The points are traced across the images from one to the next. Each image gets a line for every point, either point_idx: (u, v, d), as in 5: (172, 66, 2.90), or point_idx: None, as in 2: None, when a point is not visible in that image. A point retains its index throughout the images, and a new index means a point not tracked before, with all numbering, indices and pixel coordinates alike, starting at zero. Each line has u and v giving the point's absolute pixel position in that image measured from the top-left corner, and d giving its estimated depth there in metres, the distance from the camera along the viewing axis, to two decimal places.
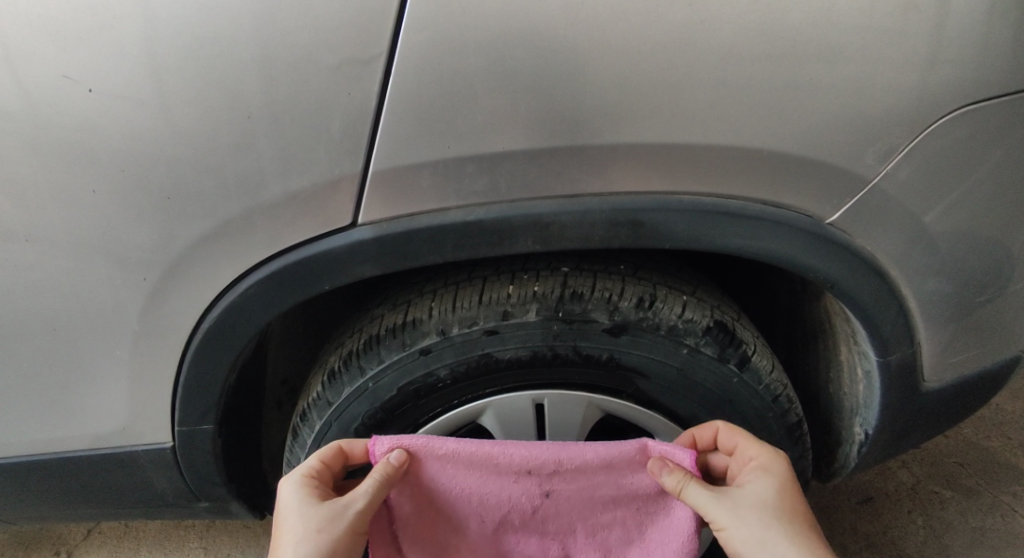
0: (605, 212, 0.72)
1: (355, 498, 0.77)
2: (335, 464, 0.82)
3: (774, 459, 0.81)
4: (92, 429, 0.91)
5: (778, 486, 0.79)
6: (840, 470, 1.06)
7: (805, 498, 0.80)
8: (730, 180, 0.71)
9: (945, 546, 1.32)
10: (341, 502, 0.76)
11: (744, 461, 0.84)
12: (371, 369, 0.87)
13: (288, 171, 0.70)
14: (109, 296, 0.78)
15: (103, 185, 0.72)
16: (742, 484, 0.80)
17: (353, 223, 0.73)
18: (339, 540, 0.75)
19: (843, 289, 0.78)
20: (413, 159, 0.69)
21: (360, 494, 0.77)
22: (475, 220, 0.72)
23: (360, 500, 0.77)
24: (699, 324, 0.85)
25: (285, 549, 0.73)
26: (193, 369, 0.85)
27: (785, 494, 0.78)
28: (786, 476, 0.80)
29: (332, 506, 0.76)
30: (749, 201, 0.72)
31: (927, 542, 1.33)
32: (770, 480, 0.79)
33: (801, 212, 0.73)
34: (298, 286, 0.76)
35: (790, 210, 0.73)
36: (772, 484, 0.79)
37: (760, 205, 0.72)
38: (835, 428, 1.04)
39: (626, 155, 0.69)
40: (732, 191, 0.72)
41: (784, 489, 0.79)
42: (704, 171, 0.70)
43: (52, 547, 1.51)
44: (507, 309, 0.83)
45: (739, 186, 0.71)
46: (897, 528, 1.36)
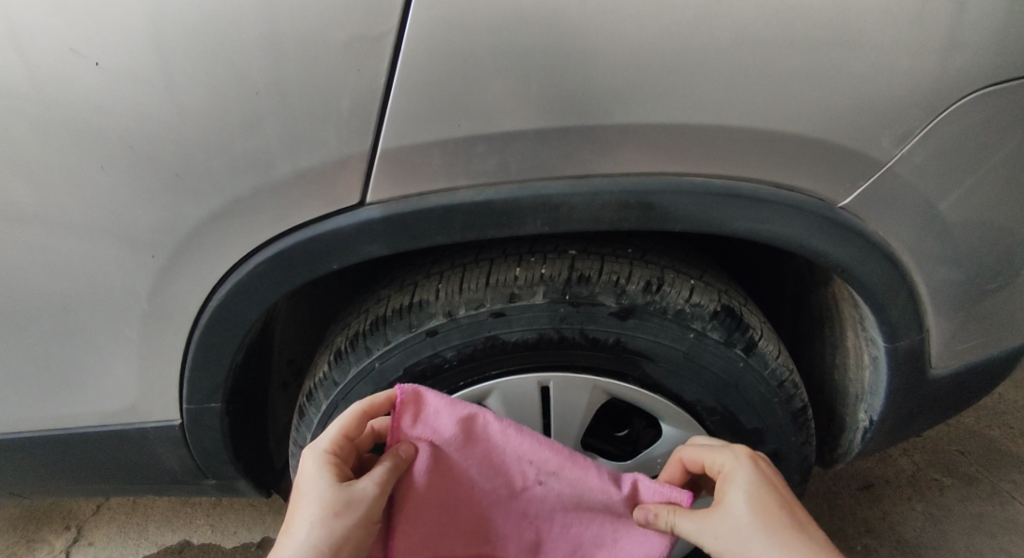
0: (615, 194, 0.71)
1: (371, 482, 0.76)
2: (355, 436, 0.81)
3: (739, 466, 0.80)
4: (101, 406, 0.92)
5: (756, 498, 0.77)
6: (843, 456, 1.06)
7: (780, 488, 0.79)
8: (741, 163, 0.70)
9: (944, 532, 1.33)
10: (356, 486, 0.75)
11: (718, 473, 0.82)
12: (378, 350, 0.87)
13: (297, 149, 0.70)
14: (118, 274, 0.78)
15: (111, 161, 0.71)
16: (720, 502, 0.79)
17: (361, 203, 0.72)
18: (351, 525, 0.74)
19: (852, 274, 0.77)
20: (423, 138, 0.69)
21: (375, 479, 0.76)
22: (484, 200, 0.71)
23: (374, 485, 0.76)
24: (706, 309, 0.85)
25: (297, 528, 0.73)
26: (201, 348, 0.85)
27: (764, 506, 0.76)
28: (763, 483, 0.78)
29: (347, 488, 0.75)
30: (760, 183, 0.72)
31: (926, 527, 1.34)
32: (747, 492, 0.77)
33: (813, 195, 0.72)
34: (306, 265, 0.76)
35: (802, 193, 0.72)
36: (749, 497, 0.77)
37: (771, 188, 0.72)
38: (839, 413, 1.04)
39: (637, 136, 0.69)
40: (743, 174, 0.71)
41: (764, 499, 0.77)
42: (716, 153, 0.70)
43: (62, 522, 1.53)
44: (514, 291, 0.83)
45: (751, 168, 0.71)
46: (897, 514, 1.37)
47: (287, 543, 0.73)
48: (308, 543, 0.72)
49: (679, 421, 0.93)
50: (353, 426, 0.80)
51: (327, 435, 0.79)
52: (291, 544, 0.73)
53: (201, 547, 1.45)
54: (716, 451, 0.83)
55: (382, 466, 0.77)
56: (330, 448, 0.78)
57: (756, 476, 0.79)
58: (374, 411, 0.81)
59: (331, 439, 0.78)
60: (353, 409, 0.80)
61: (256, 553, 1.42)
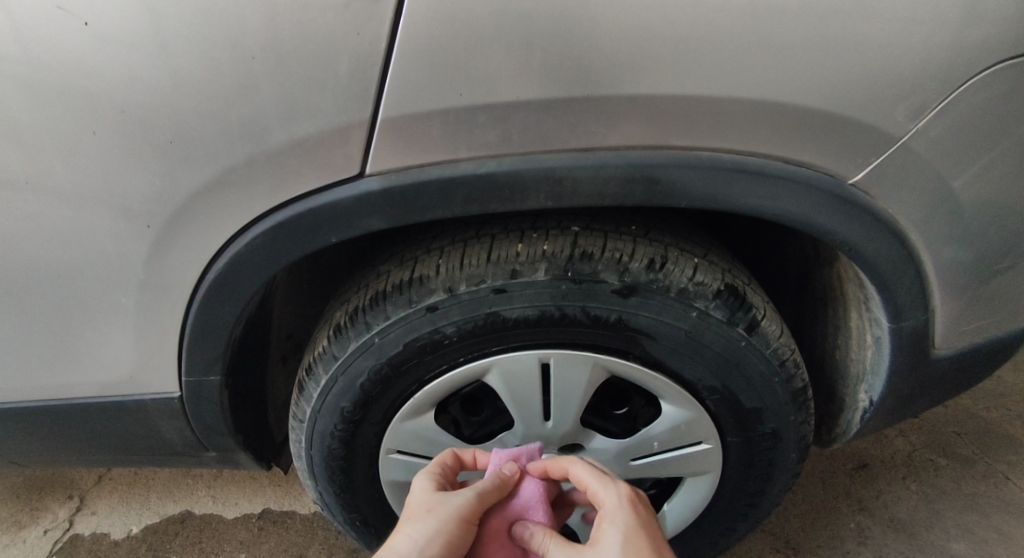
0: (621, 167, 0.69)
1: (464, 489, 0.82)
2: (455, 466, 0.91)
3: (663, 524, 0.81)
4: (100, 376, 0.91)
5: (632, 530, 0.76)
6: (840, 436, 1.07)
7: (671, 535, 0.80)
8: (751, 137, 0.68)
9: (937, 511, 1.34)
10: (451, 494, 0.82)
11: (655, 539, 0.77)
12: (377, 326, 0.86)
13: (293, 117, 0.68)
14: (112, 245, 0.78)
15: (103, 127, 0.70)
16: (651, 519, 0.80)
17: (361, 174, 0.71)
18: (461, 531, 0.80)
19: (860, 253, 0.76)
20: (423, 108, 0.67)
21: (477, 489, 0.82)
22: (486, 172, 0.70)
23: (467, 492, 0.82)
24: (709, 287, 0.85)
25: (408, 527, 0.79)
26: (199, 318, 0.84)
27: (644, 520, 0.78)
28: (633, 508, 0.79)
29: (453, 509, 0.80)
30: (770, 158, 0.70)
31: (919, 506, 1.35)
32: (618, 512, 0.78)
33: (825, 170, 0.70)
34: (305, 238, 0.75)
35: (813, 167, 0.70)
36: (620, 520, 0.77)
37: (782, 162, 0.70)
38: (840, 392, 1.04)
39: (644, 108, 0.67)
40: (754, 148, 0.69)
41: (635, 521, 0.78)
42: (726, 126, 0.68)
43: (66, 491, 1.55)
44: (516, 268, 0.81)
45: (760, 142, 0.69)
46: (890, 493, 1.38)
47: (396, 541, 0.78)
48: (420, 546, 0.77)
49: (678, 398, 0.93)
50: (491, 487, 0.83)
51: (475, 484, 0.82)
52: (398, 540, 0.78)
53: (202, 518, 1.46)
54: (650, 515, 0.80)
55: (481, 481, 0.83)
56: (485, 489, 0.82)
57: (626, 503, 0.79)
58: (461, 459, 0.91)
59: (476, 490, 0.82)
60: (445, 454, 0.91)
61: (256, 524, 1.44)
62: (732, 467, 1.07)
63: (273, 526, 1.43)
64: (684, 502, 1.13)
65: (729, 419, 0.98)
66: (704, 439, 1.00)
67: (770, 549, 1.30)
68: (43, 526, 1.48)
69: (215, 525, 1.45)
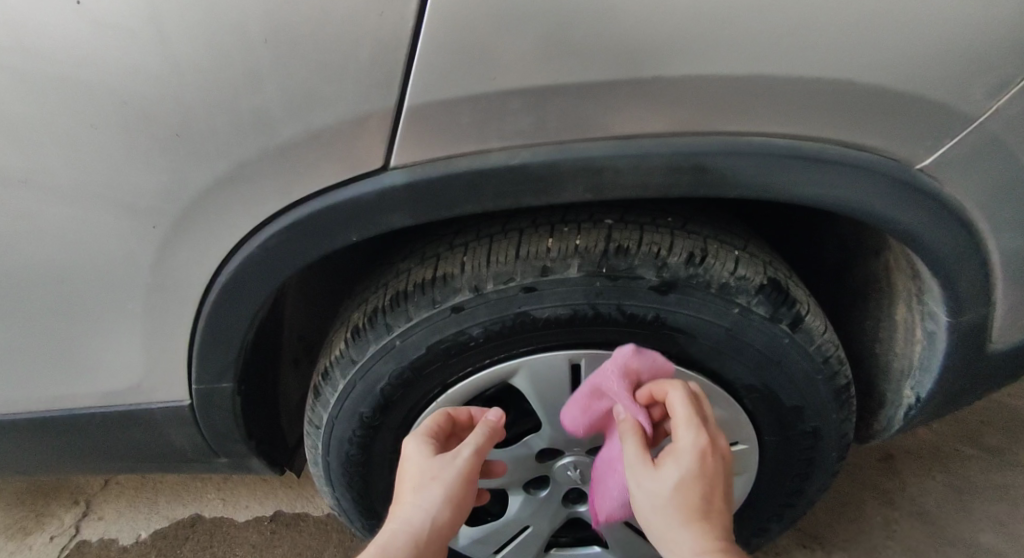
0: (667, 155, 0.64)
1: (462, 447, 0.80)
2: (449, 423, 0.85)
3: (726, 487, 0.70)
4: (105, 384, 0.87)
5: (694, 475, 0.70)
6: (880, 433, 1.02)
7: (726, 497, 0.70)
8: (811, 120, 0.63)
9: (966, 504, 1.29)
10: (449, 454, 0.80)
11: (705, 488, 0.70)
12: (398, 328, 0.81)
13: (310, 105, 0.63)
14: (116, 246, 0.72)
15: (100, 120, 0.64)
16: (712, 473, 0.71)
17: (383, 167, 0.65)
18: (465, 487, 0.80)
19: (920, 242, 0.71)
20: (452, 94, 0.62)
21: (474, 446, 0.80)
22: (520, 163, 0.64)
23: (467, 449, 0.80)
24: (752, 282, 0.79)
25: (410, 495, 0.78)
26: (209, 324, 0.79)
27: (713, 470, 0.71)
28: (709, 448, 0.71)
29: (455, 470, 0.79)
30: (829, 141, 0.64)
31: (949, 499, 1.30)
32: (691, 439, 0.71)
33: (888, 155, 0.65)
34: (321, 236, 0.70)
35: (874, 152, 0.65)
36: (687, 465, 0.70)
37: (841, 147, 0.64)
38: (881, 385, 0.99)
39: (695, 91, 0.61)
40: (812, 132, 0.64)
41: (702, 469, 0.70)
42: (784, 109, 0.62)
43: (71, 496, 1.51)
44: (547, 265, 0.76)
45: (819, 125, 0.63)
46: (919, 485, 1.33)
47: (405, 510, 0.78)
48: (431, 514, 0.77)
49: (716, 398, 0.88)
50: (487, 443, 0.81)
51: (471, 445, 0.80)
52: (407, 511, 0.77)
53: (213, 521, 1.42)
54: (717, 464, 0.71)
55: (478, 433, 0.80)
56: (481, 446, 0.80)
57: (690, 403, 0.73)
58: (457, 417, 0.85)
59: (473, 451, 0.80)
60: (438, 412, 0.84)
61: (268, 527, 1.39)
62: (768, 465, 1.02)
63: (285, 529, 1.39)
64: None
65: (768, 417, 0.93)
66: (741, 440, 0.95)
67: (796, 545, 1.26)
68: (49, 533, 1.44)
69: (226, 528, 1.41)
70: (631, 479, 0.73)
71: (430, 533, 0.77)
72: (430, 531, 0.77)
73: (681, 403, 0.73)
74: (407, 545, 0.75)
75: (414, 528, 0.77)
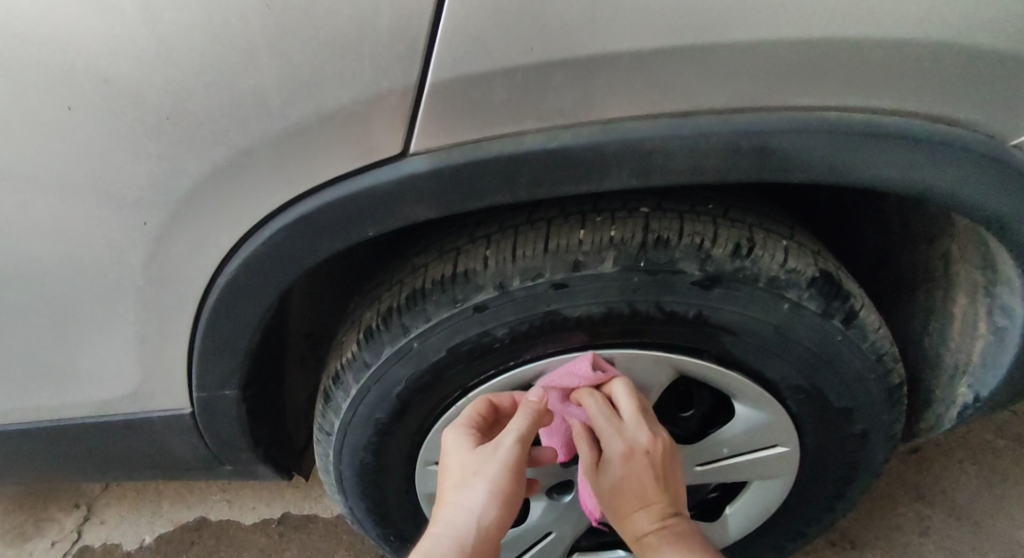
0: (723, 135, 0.56)
1: (503, 437, 0.71)
2: (491, 411, 0.76)
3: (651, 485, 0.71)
4: (100, 391, 0.80)
5: (623, 474, 0.71)
6: (924, 432, 0.95)
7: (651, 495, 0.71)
8: (889, 91, 0.56)
9: (1001, 497, 1.19)
10: (489, 444, 0.72)
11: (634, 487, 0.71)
12: (416, 329, 0.74)
13: (323, 83, 0.56)
14: (105, 244, 0.66)
15: (85, 102, 0.57)
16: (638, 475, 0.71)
17: (402, 153, 0.58)
18: (513, 481, 0.71)
19: (1001, 227, 0.64)
20: (483, 68, 0.55)
21: (517, 434, 0.71)
22: (558, 146, 0.57)
23: (509, 437, 0.71)
24: (803, 275, 0.72)
25: (452, 496, 0.71)
26: (210, 327, 0.72)
27: (642, 466, 0.71)
28: (628, 444, 0.71)
29: (498, 462, 0.71)
30: (910, 114, 0.57)
31: (981, 491, 1.20)
32: (610, 444, 0.71)
33: (977, 130, 0.58)
34: (331, 231, 0.63)
35: (960, 127, 0.58)
36: (614, 463, 0.71)
37: (928, 122, 0.57)
38: (927, 379, 0.91)
39: (757, 60, 0.54)
40: (895, 105, 0.57)
41: (630, 467, 0.71)
42: (860, 80, 0.55)
43: (71, 499, 1.45)
44: (579, 259, 0.69)
45: (901, 98, 0.56)
46: (948, 476, 1.23)
47: (449, 512, 0.70)
48: (477, 514, 0.69)
49: (758, 400, 0.81)
50: (532, 430, 0.71)
51: (512, 432, 0.70)
52: (452, 511, 0.70)
53: (219, 524, 1.36)
54: (636, 465, 0.71)
55: (518, 419, 0.71)
56: (526, 434, 0.71)
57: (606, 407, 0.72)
58: (501, 404, 0.77)
59: (516, 439, 0.70)
60: (478, 399, 0.76)
61: (276, 530, 1.34)
62: (808, 473, 0.92)
63: (294, 532, 1.33)
64: (750, 505, 0.95)
65: (814, 424, 0.85)
66: (780, 442, 0.86)
67: (824, 543, 1.17)
68: (49, 538, 1.38)
69: (233, 532, 1.35)
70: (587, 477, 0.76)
71: (479, 535, 0.69)
72: (479, 533, 0.69)
73: (595, 410, 0.72)
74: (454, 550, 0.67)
75: (459, 531, 0.69)
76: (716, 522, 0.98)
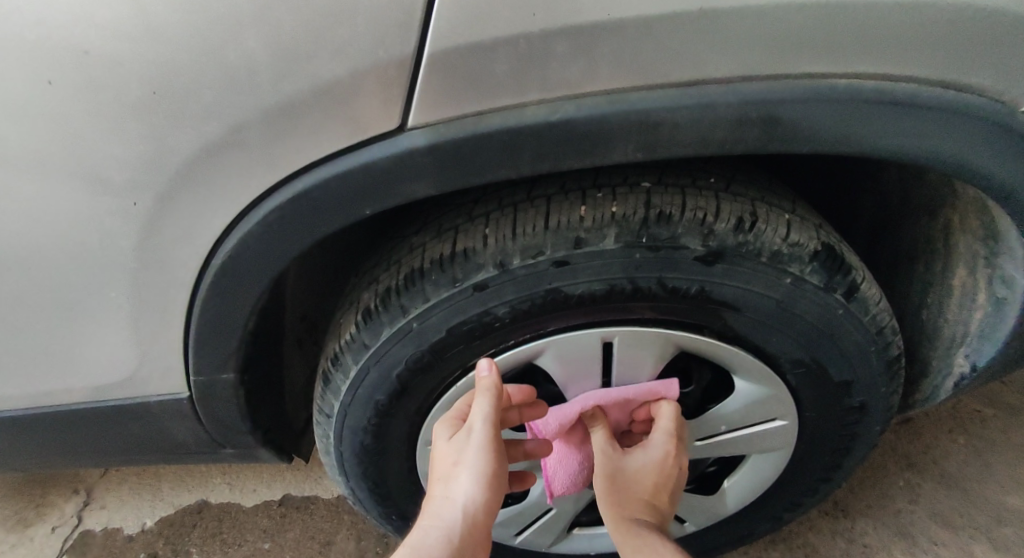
0: (730, 105, 0.55)
1: (472, 422, 0.72)
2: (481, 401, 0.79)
3: (667, 488, 0.78)
4: (96, 377, 0.79)
5: (657, 471, 0.78)
6: (919, 402, 0.94)
7: (661, 494, 0.78)
8: (897, 57, 0.55)
9: (992, 465, 1.20)
10: (465, 432, 0.74)
11: (651, 482, 0.78)
12: (416, 309, 0.74)
13: (315, 55, 0.54)
14: (95, 228, 0.64)
15: (68, 78, 0.56)
16: (662, 476, 0.78)
17: (400, 128, 0.57)
18: (492, 463, 0.73)
19: (1008, 191, 0.63)
20: (482, 37, 0.53)
21: (482, 415, 0.71)
22: (560, 119, 0.56)
23: (479, 420, 0.72)
24: (806, 249, 0.72)
25: (438, 489, 0.74)
26: (205, 311, 0.71)
27: (670, 472, 0.78)
28: (676, 453, 0.78)
29: (473, 447, 0.72)
30: (923, 81, 0.56)
31: (969, 460, 1.21)
32: (664, 443, 0.78)
33: (985, 96, 0.57)
34: (329, 211, 0.61)
35: (968, 93, 0.57)
36: (655, 458, 0.78)
37: (938, 89, 0.56)
38: (923, 350, 0.91)
39: (766, 26, 0.53)
40: (901, 71, 0.55)
41: (663, 468, 0.78)
42: (866, 46, 0.54)
43: (70, 485, 1.44)
44: (581, 236, 0.68)
45: (907, 63, 0.55)
46: (938, 447, 1.24)
47: (436, 505, 0.73)
48: (463, 503, 0.72)
49: (758, 375, 0.80)
50: (497, 407, 0.71)
51: (478, 414, 0.71)
52: (439, 504, 0.73)
53: (221, 507, 1.36)
54: (668, 467, 0.78)
55: (481, 402, 0.71)
56: (492, 412, 0.71)
57: (679, 420, 0.78)
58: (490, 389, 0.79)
59: (483, 420, 0.71)
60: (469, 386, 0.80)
61: (278, 511, 1.34)
62: (808, 447, 0.92)
63: (296, 512, 1.33)
64: (747, 478, 0.95)
65: (816, 398, 0.84)
66: (779, 416, 0.86)
67: (819, 513, 1.17)
68: (50, 524, 1.38)
69: (235, 514, 1.35)
70: (601, 461, 0.79)
71: (468, 522, 0.72)
72: (467, 521, 0.72)
73: (669, 417, 0.78)
74: (440, 541, 0.70)
75: (446, 522, 0.72)
76: (714, 496, 0.98)
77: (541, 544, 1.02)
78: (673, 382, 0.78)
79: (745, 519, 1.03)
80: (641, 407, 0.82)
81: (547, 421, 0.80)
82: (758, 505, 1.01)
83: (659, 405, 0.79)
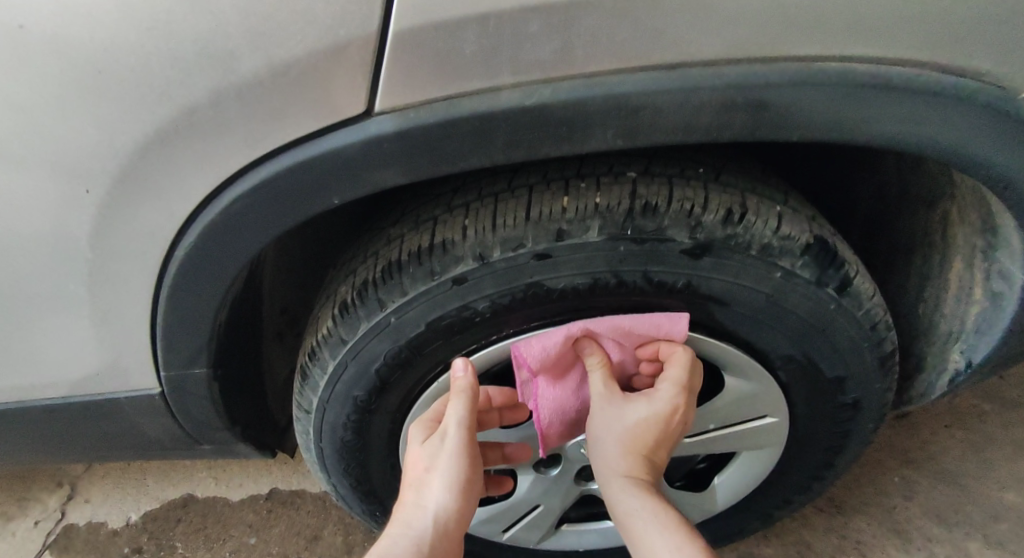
0: (716, 90, 0.53)
1: (447, 427, 0.70)
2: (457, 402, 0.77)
3: (664, 442, 0.75)
4: (64, 371, 0.76)
5: (660, 423, 0.74)
6: (913, 399, 0.92)
7: (657, 448, 0.75)
8: (890, 38, 0.52)
9: (988, 461, 1.18)
10: (438, 436, 0.72)
11: (649, 438, 0.74)
12: (392, 303, 0.71)
13: (276, 33, 0.51)
14: (54, 217, 0.61)
15: (20, 58, 0.53)
16: (661, 430, 0.74)
17: (368, 113, 0.54)
18: (465, 469, 0.71)
19: (1005, 180, 0.61)
20: (451, 16, 0.51)
21: (456, 421, 0.69)
22: (536, 104, 0.53)
23: (453, 425, 0.70)
24: (797, 242, 0.69)
25: (410, 495, 0.72)
26: (172, 305, 0.68)
27: (670, 427, 0.74)
28: (680, 407, 0.73)
29: (447, 453, 0.71)
30: (920, 64, 0.53)
31: (965, 456, 1.19)
32: (671, 396, 0.72)
33: (984, 80, 0.54)
34: (297, 199, 0.58)
35: (968, 78, 0.54)
36: (659, 410, 0.73)
37: (936, 74, 0.54)
38: (919, 345, 0.88)
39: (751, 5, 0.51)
40: (896, 54, 0.53)
41: (664, 422, 0.74)
42: (857, 25, 0.52)
43: (54, 479, 1.41)
44: (563, 228, 0.66)
45: (902, 45, 0.52)
46: (933, 442, 1.22)
47: (408, 511, 0.72)
48: (435, 509, 0.71)
49: (748, 371, 0.78)
50: (471, 414, 0.69)
51: (451, 420, 0.69)
52: (411, 510, 0.72)
53: (206, 501, 1.34)
54: (668, 420, 0.74)
55: (455, 407, 0.69)
56: (466, 418, 0.69)
57: (691, 369, 0.72)
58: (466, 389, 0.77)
59: (457, 426, 0.69)
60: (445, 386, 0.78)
61: (264, 506, 1.32)
62: (800, 444, 0.89)
63: (282, 507, 1.31)
64: (737, 475, 0.93)
65: (807, 394, 0.82)
66: (770, 413, 0.83)
67: (812, 509, 1.15)
68: (33, 518, 1.35)
69: (220, 509, 1.32)
70: (598, 406, 0.74)
71: (440, 528, 0.71)
72: (439, 528, 0.71)
73: (680, 365, 0.72)
74: (410, 549, 0.69)
75: (417, 530, 0.70)
76: (703, 492, 0.96)
77: (528, 541, 0.99)
78: (680, 316, 0.71)
79: (736, 516, 1.01)
80: (645, 346, 0.75)
81: (534, 348, 0.73)
82: (749, 502, 0.99)
83: (669, 347, 0.73)
